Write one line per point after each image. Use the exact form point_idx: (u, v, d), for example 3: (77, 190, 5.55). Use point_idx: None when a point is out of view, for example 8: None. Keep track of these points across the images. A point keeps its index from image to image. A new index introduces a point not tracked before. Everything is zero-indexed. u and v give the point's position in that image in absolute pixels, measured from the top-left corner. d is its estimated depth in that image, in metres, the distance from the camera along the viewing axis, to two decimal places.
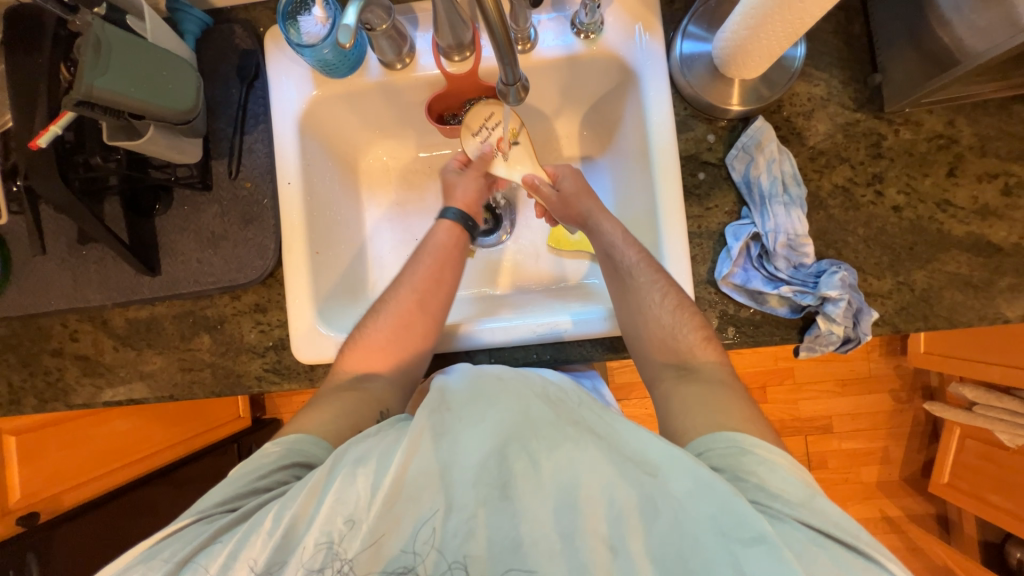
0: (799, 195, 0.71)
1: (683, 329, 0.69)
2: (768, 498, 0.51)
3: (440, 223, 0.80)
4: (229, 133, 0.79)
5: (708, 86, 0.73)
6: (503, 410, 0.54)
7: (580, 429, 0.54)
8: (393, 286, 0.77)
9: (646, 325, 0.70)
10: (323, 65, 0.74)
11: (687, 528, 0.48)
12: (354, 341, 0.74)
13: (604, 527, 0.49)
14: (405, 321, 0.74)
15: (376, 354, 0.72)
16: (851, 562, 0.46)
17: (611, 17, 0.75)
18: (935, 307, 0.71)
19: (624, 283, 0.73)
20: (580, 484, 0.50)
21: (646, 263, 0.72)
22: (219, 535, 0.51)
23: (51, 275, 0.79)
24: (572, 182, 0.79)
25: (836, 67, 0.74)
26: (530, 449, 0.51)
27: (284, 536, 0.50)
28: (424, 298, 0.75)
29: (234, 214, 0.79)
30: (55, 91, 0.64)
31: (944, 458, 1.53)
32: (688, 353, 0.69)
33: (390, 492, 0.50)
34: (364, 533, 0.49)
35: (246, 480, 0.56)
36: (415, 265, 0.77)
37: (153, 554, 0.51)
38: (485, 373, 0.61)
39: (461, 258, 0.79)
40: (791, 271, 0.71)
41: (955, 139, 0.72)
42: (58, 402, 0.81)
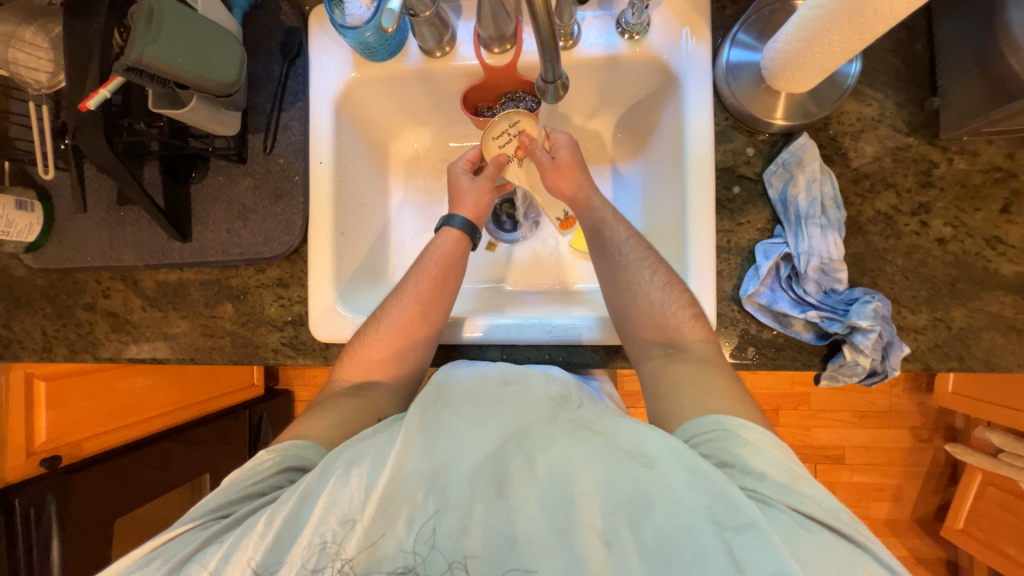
0: (837, 218, 0.69)
1: (673, 305, 0.68)
2: (755, 482, 0.50)
3: (444, 231, 0.79)
4: (268, 108, 0.81)
5: (751, 97, 0.70)
6: (499, 413, 0.55)
7: (574, 428, 0.55)
8: (394, 294, 0.76)
9: (635, 303, 0.70)
10: (364, 48, 0.74)
11: (683, 520, 0.47)
12: (356, 347, 0.74)
13: (598, 521, 0.49)
14: (407, 330, 0.74)
15: (378, 359, 0.73)
16: (837, 544, 0.47)
17: (659, 19, 0.73)
18: (972, 348, 0.68)
19: (613, 258, 0.73)
20: (573, 481, 0.50)
21: (665, 280, 0.70)
22: (214, 539, 0.53)
23: (90, 232, 0.82)
24: (567, 154, 0.77)
25: (891, 87, 0.71)
26: (525, 448, 0.52)
27: (277, 536, 0.50)
28: (427, 309, 0.75)
29: (266, 188, 0.80)
30: (107, 55, 0.66)
31: (961, 503, 1.47)
32: (676, 331, 0.67)
33: (387, 488, 0.51)
34: (361, 533, 0.50)
35: (240, 486, 0.57)
36: (416, 274, 0.76)
37: (152, 557, 0.53)
38: (486, 377, 0.62)
39: (461, 268, 0.78)
40: (821, 295, 0.69)
41: (1013, 173, 0.68)
42: (87, 354, 0.85)
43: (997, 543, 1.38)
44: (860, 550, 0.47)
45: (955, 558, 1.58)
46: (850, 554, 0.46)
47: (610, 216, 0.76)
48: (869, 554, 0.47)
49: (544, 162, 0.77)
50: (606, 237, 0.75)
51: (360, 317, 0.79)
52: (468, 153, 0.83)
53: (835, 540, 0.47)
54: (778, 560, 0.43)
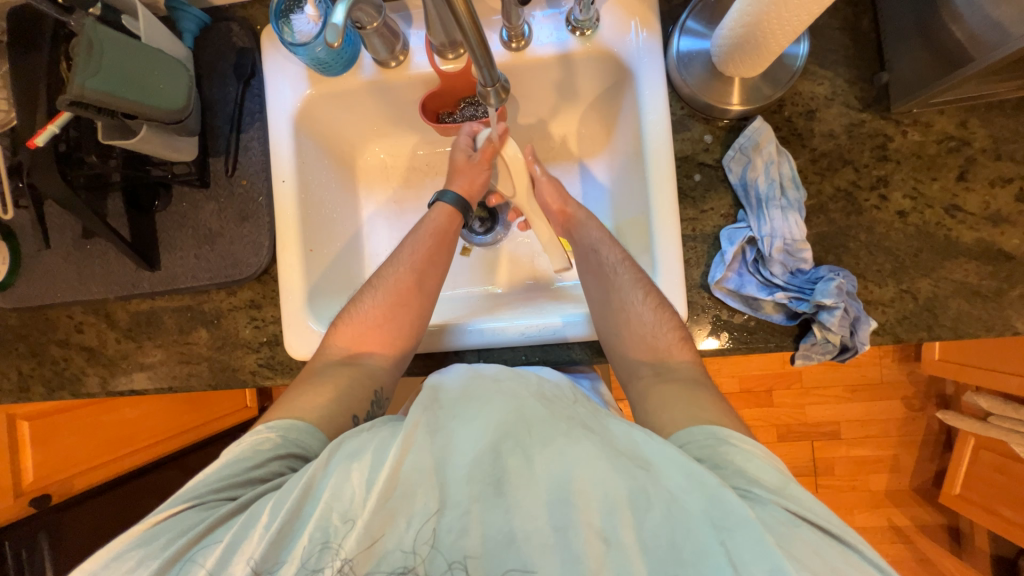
0: (797, 199, 0.69)
1: (662, 328, 0.68)
2: (748, 483, 0.50)
3: (438, 206, 0.79)
4: (226, 131, 0.80)
5: (704, 85, 0.71)
6: (497, 407, 0.54)
7: (572, 426, 0.54)
8: (389, 262, 0.77)
9: (628, 324, 0.69)
10: (317, 63, 0.74)
11: (679, 520, 0.47)
12: (349, 315, 0.74)
13: (597, 518, 0.47)
14: (401, 299, 0.74)
15: (373, 329, 0.72)
16: (828, 544, 0.47)
17: (607, 14, 0.74)
18: (940, 317, 0.68)
19: (607, 278, 0.73)
20: (572, 477, 0.49)
21: (654, 300, 0.69)
22: (217, 526, 0.51)
23: (57, 268, 0.81)
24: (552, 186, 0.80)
25: (841, 65, 0.72)
26: (524, 444, 0.51)
27: (279, 529, 0.48)
28: (423, 278, 0.75)
29: (231, 211, 0.80)
30: (54, 88, 0.66)
31: (957, 468, 1.48)
32: (666, 352, 0.67)
33: (386, 485, 0.49)
34: (360, 531, 0.48)
35: (240, 469, 0.56)
36: (412, 243, 0.77)
37: (151, 538, 0.50)
38: (481, 374, 0.61)
39: (454, 242, 0.79)
40: (788, 276, 0.69)
41: (967, 141, 0.69)
42: (64, 390, 0.84)
43: (993, 505, 1.39)
44: (851, 550, 0.47)
45: (957, 524, 1.59)
46: (842, 554, 0.46)
47: (607, 239, 0.76)
48: (857, 552, 0.47)
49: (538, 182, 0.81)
50: (602, 260, 0.74)
51: None
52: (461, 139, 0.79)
53: (828, 541, 0.47)
54: (773, 557, 0.43)
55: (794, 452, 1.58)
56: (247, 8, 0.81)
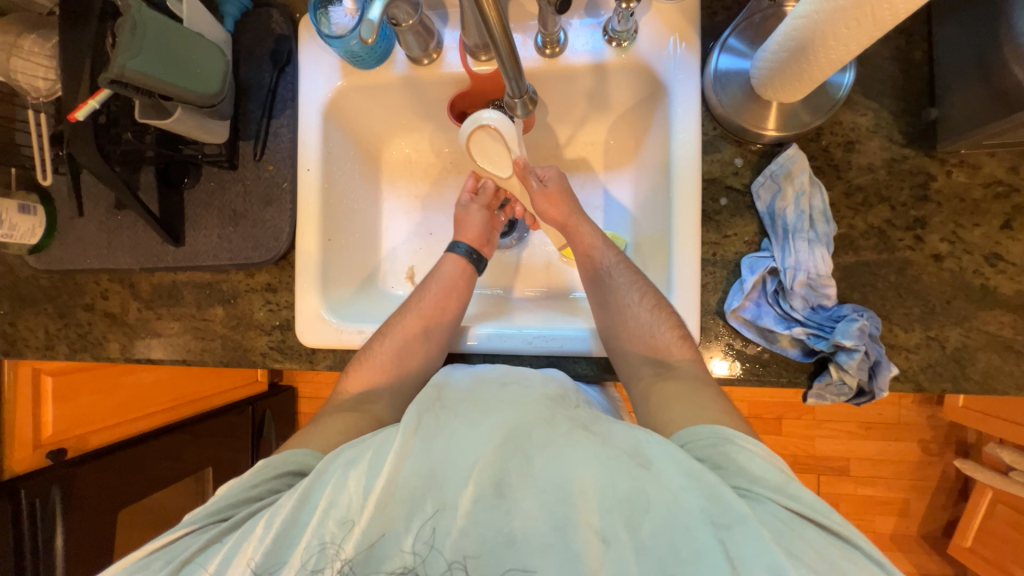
0: (826, 232, 0.67)
1: (660, 326, 0.67)
2: (749, 482, 0.50)
3: (448, 256, 0.81)
4: (258, 116, 0.82)
5: (740, 107, 0.69)
6: (499, 411, 0.54)
7: (573, 427, 0.53)
8: (399, 311, 0.77)
9: (625, 325, 0.69)
10: (351, 56, 0.74)
11: (678, 519, 0.46)
12: (360, 359, 0.75)
13: (596, 519, 0.47)
14: (410, 344, 0.74)
15: (379, 371, 0.73)
16: (831, 545, 0.46)
17: (646, 26, 0.72)
18: (967, 369, 0.65)
19: (603, 282, 0.73)
20: (572, 478, 0.48)
21: (651, 298, 0.69)
22: (214, 542, 0.53)
23: (88, 235, 0.84)
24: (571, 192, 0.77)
25: (887, 96, 0.68)
26: (524, 447, 0.51)
27: (277, 537, 0.50)
28: (431, 324, 0.76)
29: (256, 195, 0.82)
30: (98, 63, 0.68)
31: (970, 521, 1.42)
32: (666, 351, 0.67)
33: (385, 490, 0.49)
34: (359, 535, 0.49)
35: (238, 489, 0.57)
36: (420, 293, 0.78)
37: (151, 561, 0.52)
38: (486, 377, 0.61)
39: (467, 289, 0.80)
40: (808, 312, 0.66)
41: (1016, 187, 0.65)
42: (86, 352, 0.87)
43: (1006, 563, 1.33)
44: (853, 549, 0.46)
45: None
46: (843, 551, 0.46)
47: (600, 242, 0.75)
48: (862, 552, 0.46)
49: (535, 188, 0.75)
50: (597, 263, 0.75)
51: (344, 323, 0.79)
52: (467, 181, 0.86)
53: (831, 541, 0.46)
54: (770, 556, 0.42)
55: None
56: None
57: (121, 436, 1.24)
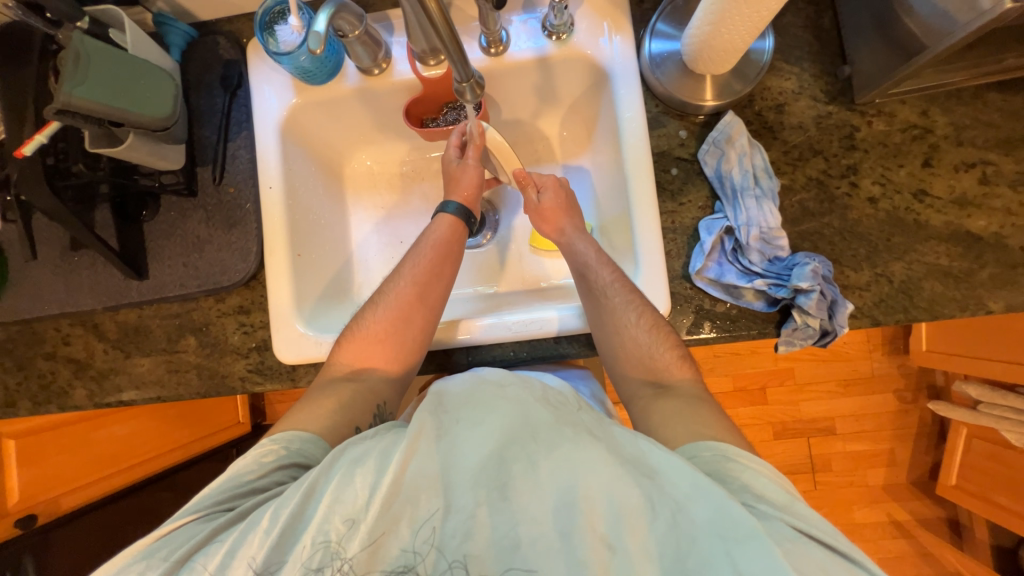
0: (770, 187, 0.71)
1: (660, 348, 0.68)
2: (755, 499, 0.51)
3: (440, 216, 0.78)
4: (213, 140, 0.82)
5: (677, 84, 0.73)
6: (501, 412, 0.53)
7: (579, 432, 0.51)
8: (392, 278, 0.75)
9: (624, 345, 0.69)
10: (301, 72, 0.76)
11: (684, 529, 0.46)
12: (352, 332, 0.72)
13: (602, 525, 0.47)
14: (405, 313, 0.72)
15: (375, 345, 0.71)
16: (835, 563, 0.46)
17: (580, 18, 0.77)
18: (915, 300, 0.70)
19: (599, 302, 0.71)
20: (579, 485, 0.48)
21: (622, 284, 0.71)
22: (216, 535, 0.51)
23: (44, 280, 0.81)
24: (552, 197, 0.78)
25: (806, 60, 0.75)
26: (529, 450, 0.50)
27: (281, 535, 0.48)
28: (425, 292, 0.73)
29: (219, 219, 0.81)
30: (42, 101, 0.67)
31: (951, 459, 1.48)
32: (664, 370, 0.68)
33: (390, 491, 0.48)
34: (364, 532, 0.48)
35: (243, 480, 0.56)
36: (413, 258, 0.75)
37: (153, 550, 0.51)
38: (483, 380, 0.58)
39: (460, 252, 0.78)
40: (766, 264, 0.71)
41: (930, 129, 0.72)
42: (51, 403, 0.83)
43: (989, 494, 1.39)
44: (853, 565, 0.47)
45: (956, 516, 1.59)
46: (843, 565, 0.47)
47: (594, 261, 0.74)
48: (860, 566, 0.47)
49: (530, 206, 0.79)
50: (593, 283, 0.73)
51: (322, 334, 0.79)
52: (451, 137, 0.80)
53: (832, 557, 0.47)
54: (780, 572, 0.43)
55: (791, 450, 1.58)
56: (233, 22, 0.84)
57: (96, 495, 1.16)
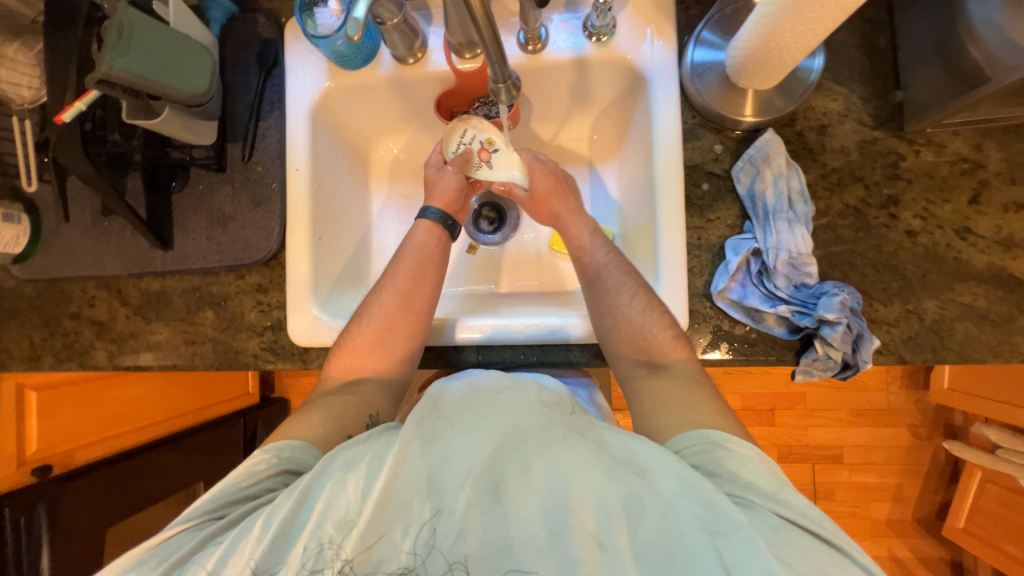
0: (804, 212, 0.69)
1: (654, 327, 0.67)
2: (742, 489, 0.49)
3: (418, 223, 0.79)
4: (245, 118, 0.82)
5: (717, 96, 0.71)
6: (495, 415, 0.53)
7: (569, 433, 0.52)
8: (376, 288, 0.76)
9: (618, 326, 0.69)
10: (337, 56, 0.76)
11: (673, 526, 0.46)
12: (341, 345, 0.73)
13: (593, 524, 0.46)
14: (390, 324, 0.73)
15: (363, 356, 0.72)
16: (821, 550, 0.46)
17: (623, 20, 0.75)
18: (946, 340, 0.67)
19: (595, 287, 0.72)
20: (569, 486, 0.48)
21: (616, 264, 0.72)
22: (209, 543, 0.51)
23: (74, 242, 0.83)
24: (544, 179, 0.77)
25: (856, 82, 0.72)
26: (522, 451, 0.50)
27: (274, 540, 0.48)
28: (409, 298, 0.74)
29: (245, 196, 0.82)
30: (85, 67, 0.68)
31: (962, 501, 1.44)
32: (658, 352, 0.67)
33: (383, 494, 0.49)
34: (357, 537, 0.48)
35: (234, 488, 0.56)
36: (395, 268, 0.76)
37: (147, 558, 0.51)
38: (480, 386, 0.57)
39: (442, 259, 0.78)
40: (792, 290, 0.68)
41: (981, 164, 0.68)
42: (72, 362, 0.86)
43: (998, 541, 1.35)
44: (843, 556, 0.46)
45: (960, 559, 1.55)
46: (832, 557, 0.45)
47: (588, 242, 0.75)
48: (849, 558, 0.46)
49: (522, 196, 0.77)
50: (588, 263, 0.74)
51: (336, 319, 0.80)
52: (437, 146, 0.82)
53: (819, 545, 0.46)
54: (765, 563, 0.42)
55: (794, 474, 1.55)
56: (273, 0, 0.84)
57: (101, 454, 1.18)
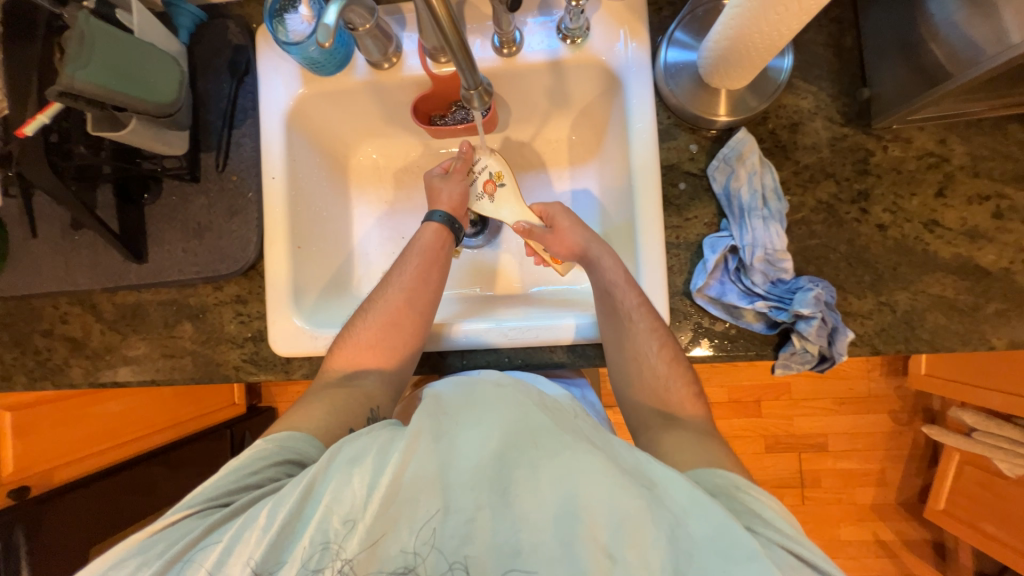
0: (779, 209, 0.70)
1: (674, 381, 0.68)
2: (760, 525, 0.50)
3: (425, 226, 0.77)
4: (218, 126, 0.81)
5: (690, 96, 0.72)
6: (502, 413, 0.54)
7: (581, 440, 0.52)
8: (381, 285, 0.75)
9: (638, 372, 0.69)
10: (310, 63, 0.75)
11: (682, 543, 0.46)
12: (343, 339, 0.73)
13: (603, 535, 0.46)
14: (395, 321, 0.72)
15: (366, 351, 0.71)
16: None
17: (597, 22, 0.75)
18: (918, 330, 0.69)
19: (620, 323, 0.70)
20: (579, 492, 0.47)
21: (646, 309, 0.69)
22: (213, 530, 0.51)
23: (43, 257, 0.81)
24: (564, 220, 0.76)
25: (825, 80, 0.73)
26: (530, 455, 0.50)
27: (279, 533, 0.48)
28: (413, 297, 0.74)
29: (220, 206, 0.81)
30: (46, 79, 0.67)
31: (942, 483, 1.48)
32: (676, 404, 0.68)
33: (388, 490, 0.48)
34: (362, 533, 0.48)
35: (238, 475, 0.56)
36: (401, 265, 0.76)
37: (150, 545, 0.51)
38: (482, 383, 0.61)
39: (446, 261, 0.77)
40: (769, 286, 0.70)
41: (946, 158, 0.70)
42: (46, 380, 0.84)
43: (977, 521, 1.39)
44: None
45: (942, 539, 1.59)
46: None
47: (603, 250, 0.73)
48: None
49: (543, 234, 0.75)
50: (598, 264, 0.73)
51: (317, 328, 0.79)
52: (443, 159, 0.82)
53: None
54: None
55: (781, 463, 1.58)
56: (243, 6, 0.83)
57: (90, 470, 1.17)
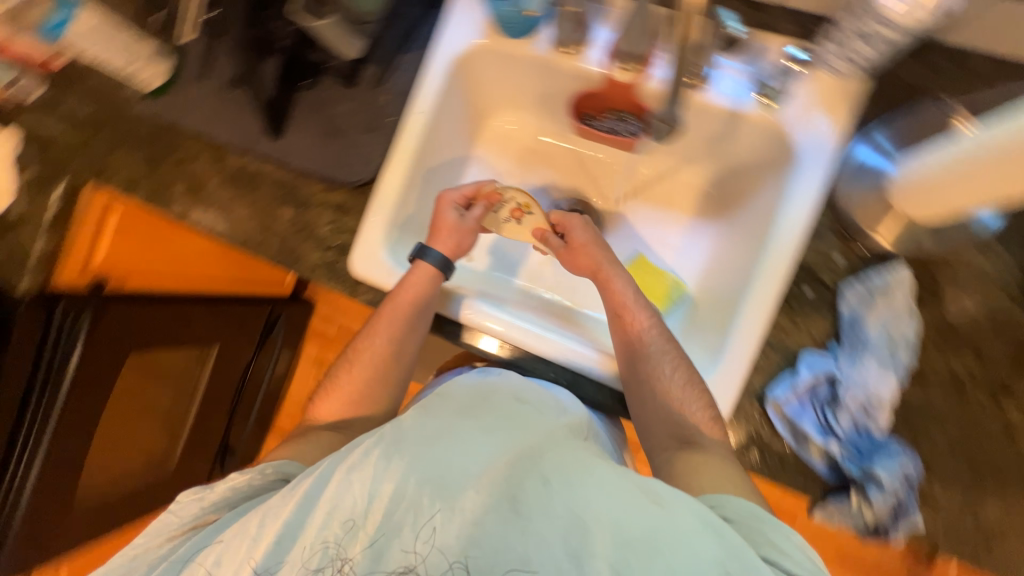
0: (903, 362, 0.64)
1: (692, 404, 0.65)
2: (780, 556, 0.48)
3: (418, 264, 0.75)
4: (393, 45, 0.84)
5: (862, 205, 0.67)
6: (512, 434, 0.56)
7: (589, 455, 0.54)
8: (364, 333, 0.76)
9: (653, 396, 0.66)
10: (501, 19, 0.74)
11: (692, 567, 0.45)
12: (326, 390, 0.76)
13: (609, 550, 0.45)
14: (378, 372, 0.75)
15: (348, 403, 0.74)
16: None
17: (798, 91, 0.69)
18: (995, 548, 0.61)
19: (630, 347, 0.69)
20: (587, 506, 0.48)
21: (658, 330, 0.70)
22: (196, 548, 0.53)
23: (201, 97, 0.88)
24: (581, 233, 0.77)
25: (1014, 246, 0.65)
26: (540, 468, 0.51)
27: (277, 542, 0.49)
28: (395, 346, 0.75)
29: (363, 118, 0.84)
30: None
31: None
32: (693, 429, 0.64)
33: (388, 503, 0.49)
34: (364, 536, 0.49)
35: (220, 499, 0.58)
36: (384, 313, 0.74)
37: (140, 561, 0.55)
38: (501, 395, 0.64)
39: (435, 304, 0.75)
40: (852, 431, 0.64)
41: None
42: (154, 203, 0.90)
43: None
44: None
45: None
46: None
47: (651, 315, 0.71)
48: None
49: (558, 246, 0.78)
50: (641, 334, 0.70)
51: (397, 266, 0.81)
52: (466, 185, 0.79)
53: None
54: None
55: None
56: None
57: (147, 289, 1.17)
